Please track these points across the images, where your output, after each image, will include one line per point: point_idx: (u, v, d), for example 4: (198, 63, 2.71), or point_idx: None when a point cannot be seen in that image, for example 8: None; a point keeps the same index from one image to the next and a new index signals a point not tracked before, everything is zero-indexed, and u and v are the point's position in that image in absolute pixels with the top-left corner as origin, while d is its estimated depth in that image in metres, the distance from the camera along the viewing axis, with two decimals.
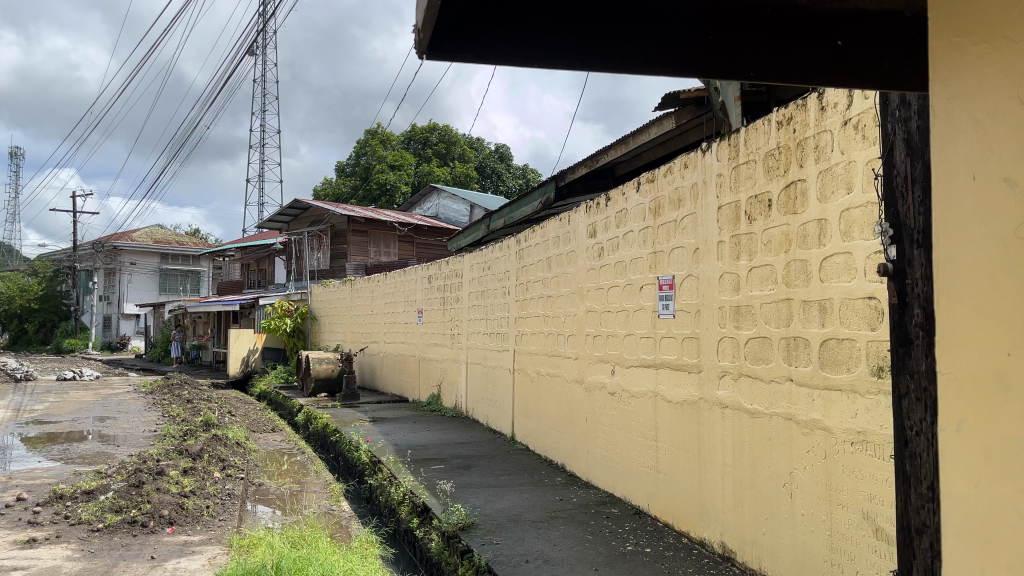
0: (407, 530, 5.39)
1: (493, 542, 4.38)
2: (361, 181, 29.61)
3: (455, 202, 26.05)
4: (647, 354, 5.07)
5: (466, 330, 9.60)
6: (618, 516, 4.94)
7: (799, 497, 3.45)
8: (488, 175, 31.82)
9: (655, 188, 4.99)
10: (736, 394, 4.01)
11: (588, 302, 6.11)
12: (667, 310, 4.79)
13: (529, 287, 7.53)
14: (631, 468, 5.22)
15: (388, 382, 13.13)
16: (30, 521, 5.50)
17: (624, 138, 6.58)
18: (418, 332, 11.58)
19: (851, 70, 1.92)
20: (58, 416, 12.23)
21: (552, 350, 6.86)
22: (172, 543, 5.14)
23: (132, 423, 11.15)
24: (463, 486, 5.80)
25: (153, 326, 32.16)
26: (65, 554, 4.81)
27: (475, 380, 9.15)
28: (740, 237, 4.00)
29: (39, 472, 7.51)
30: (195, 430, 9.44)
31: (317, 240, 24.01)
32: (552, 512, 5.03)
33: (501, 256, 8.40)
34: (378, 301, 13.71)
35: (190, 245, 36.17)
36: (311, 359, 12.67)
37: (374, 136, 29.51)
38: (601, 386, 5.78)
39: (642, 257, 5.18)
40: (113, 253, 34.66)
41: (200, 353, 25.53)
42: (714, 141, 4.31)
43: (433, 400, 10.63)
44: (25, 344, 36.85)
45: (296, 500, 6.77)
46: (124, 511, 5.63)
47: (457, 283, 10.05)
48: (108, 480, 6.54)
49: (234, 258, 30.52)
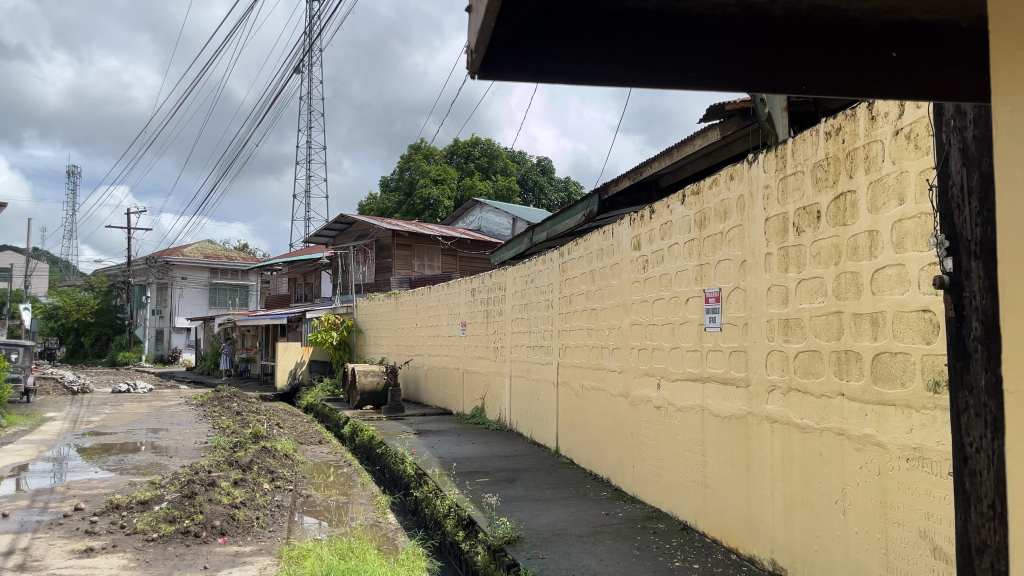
0: (453, 543, 5.41)
1: (539, 556, 4.38)
2: (406, 195, 29.98)
3: (498, 215, 26.15)
4: (693, 367, 5.03)
5: (510, 342, 9.60)
6: (665, 531, 4.89)
7: (852, 514, 3.38)
8: (530, 188, 31.91)
9: (701, 200, 4.97)
10: (785, 408, 3.95)
11: (632, 315, 6.08)
12: (714, 323, 4.74)
13: (573, 300, 7.53)
14: (678, 480, 5.17)
15: (432, 395, 13.19)
16: (87, 530, 5.65)
17: (667, 150, 6.57)
18: (462, 345, 11.64)
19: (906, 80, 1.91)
20: (114, 428, 12.54)
21: (596, 363, 6.83)
22: (224, 554, 5.22)
23: (184, 435, 11.40)
24: (508, 499, 5.80)
25: (204, 340, 32.87)
26: (121, 563, 4.91)
27: (520, 393, 9.12)
28: (789, 249, 3.94)
29: (95, 482, 7.72)
30: (244, 442, 9.59)
31: (363, 255, 24.28)
32: (598, 526, 5.01)
33: (545, 269, 8.41)
34: (422, 314, 13.80)
35: (238, 260, 36.92)
36: (357, 372, 12.78)
37: (418, 151, 29.84)
38: (647, 400, 5.73)
39: (687, 269, 5.15)
40: (166, 268, 35.53)
41: (248, 366, 26.01)
42: (760, 152, 4.27)
43: (478, 414, 10.62)
44: (82, 357, 38.28)
45: (343, 512, 6.83)
46: (178, 521, 5.74)
47: (500, 296, 10.06)
48: (162, 491, 6.68)
49: (282, 272, 31.08)
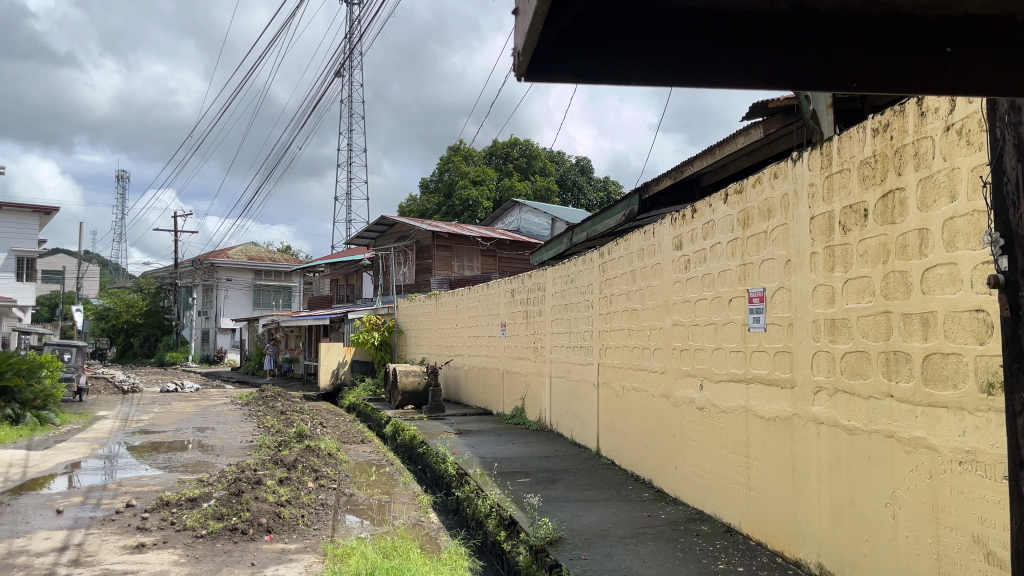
0: (495, 542, 5.43)
1: (582, 557, 4.37)
2: (445, 197, 30.17)
3: (537, 216, 26.14)
4: (737, 368, 4.98)
5: (549, 343, 9.60)
6: (709, 534, 4.85)
7: (902, 518, 3.32)
8: (569, 188, 31.87)
9: (744, 199, 4.92)
10: (832, 410, 3.89)
11: (674, 315, 6.04)
12: (758, 323, 4.69)
13: (613, 301, 7.50)
14: (721, 482, 5.13)
15: (472, 395, 13.25)
16: (139, 527, 5.79)
17: (709, 148, 6.51)
18: (502, 346, 11.67)
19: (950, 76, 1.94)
20: (163, 426, 12.84)
21: (637, 364, 6.80)
22: (271, 551, 5.30)
23: (230, 433, 11.62)
24: (550, 500, 5.80)
25: (248, 340, 33.46)
26: (172, 559, 5.03)
27: (560, 394, 9.11)
28: (835, 247, 3.88)
29: (146, 479, 7.92)
30: (289, 441, 9.75)
31: (403, 255, 24.49)
32: (640, 528, 4.99)
33: (584, 270, 8.40)
34: (462, 315, 13.87)
35: (281, 262, 37.50)
36: (398, 372, 12.89)
37: (457, 153, 30.01)
38: (689, 401, 5.69)
39: (730, 269, 5.10)
40: (211, 270, 36.24)
41: (292, 366, 26.40)
42: (805, 150, 4.21)
43: (518, 414, 10.64)
44: (132, 357, 39.31)
45: (386, 510, 6.90)
46: (226, 518, 5.85)
47: (540, 296, 10.07)
48: (210, 488, 6.82)
49: (324, 273, 31.47)
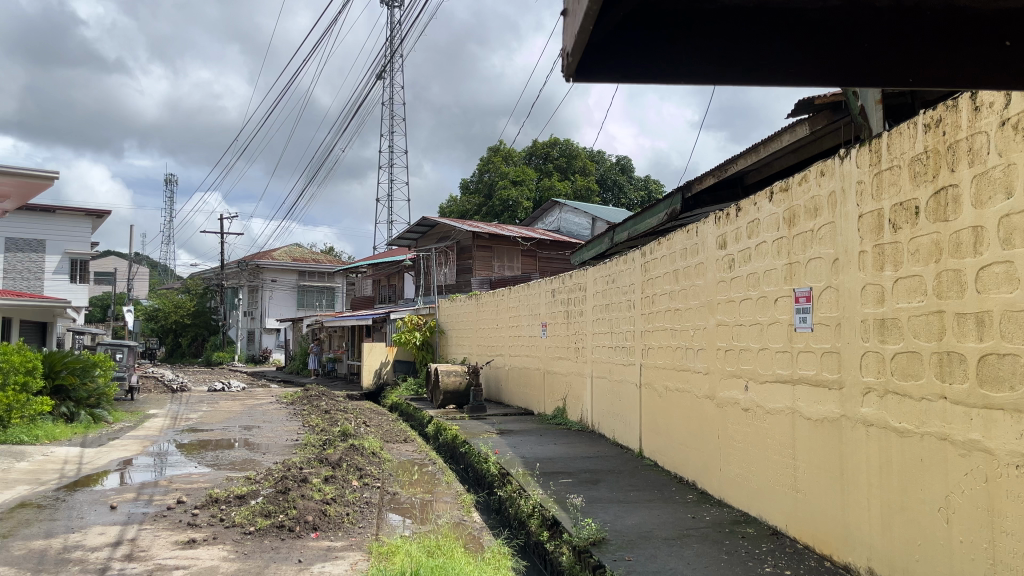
0: (537, 543, 5.44)
1: (626, 558, 4.35)
2: (485, 197, 30.31)
3: (578, 216, 26.10)
4: (783, 369, 4.91)
5: (591, 343, 9.57)
6: (755, 536, 4.79)
7: (956, 523, 3.24)
8: (609, 188, 31.75)
9: (789, 197, 4.85)
10: (882, 412, 3.81)
11: (718, 316, 5.98)
12: (804, 323, 4.62)
13: (655, 301, 7.45)
14: (767, 484, 5.06)
15: (514, 395, 13.27)
16: (189, 523, 5.92)
17: (753, 146, 6.44)
18: (542, 346, 11.67)
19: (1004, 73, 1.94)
20: (211, 424, 13.12)
21: (680, 364, 6.74)
22: (318, 548, 5.38)
23: (276, 432, 11.82)
24: (593, 500, 5.79)
25: (293, 340, 33.98)
26: (222, 555, 5.13)
27: (602, 394, 9.08)
28: (884, 246, 3.80)
29: (196, 476, 8.09)
30: (333, 439, 9.87)
31: (444, 256, 24.64)
32: (684, 530, 4.95)
33: (626, 269, 8.36)
34: (503, 315, 13.91)
35: (324, 263, 38.01)
36: (440, 372, 12.98)
37: (497, 153, 30.13)
38: (734, 402, 5.63)
39: (776, 269, 5.03)
40: (257, 271, 36.90)
41: (335, 366, 26.73)
42: (853, 147, 4.14)
43: (559, 414, 10.62)
44: (180, 356, 40.22)
45: (429, 509, 6.95)
46: (273, 515, 5.96)
47: (581, 296, 10.05)
48: (258, 486, 6.94)
49: (366, 274, 31.81)
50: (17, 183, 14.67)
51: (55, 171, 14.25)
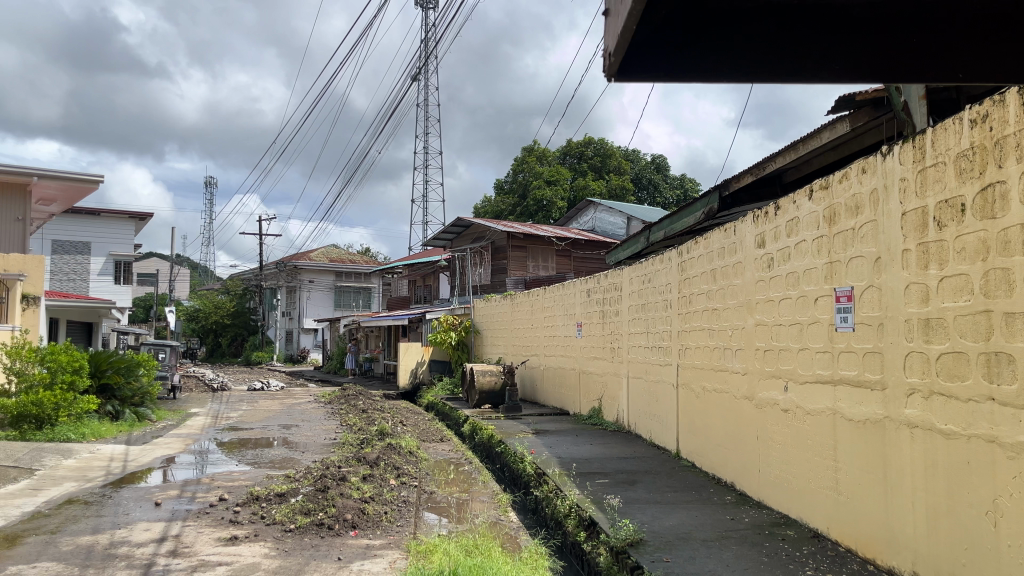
0: (574, 543, 5.43)
1: (664, 560, 4.33)
2: (520, 197, 30.33)
3: (613, 215, 25.97)
4: (824, 369, 4.84)
5: (627, 343, 9.52)
6: (795, 539, 4.72)
7: (1004, 526, 3.17)
8: (645, 187, 31.54)
9: (830, 195, 4.78)
10: (927, 414, 3.74)
11: (757, 315, 5.91)
12: (846, 323, 4.55)
13: (693, 300, 7.39)
14: (808, 485, 4.99)
15: (549, 395, 13.25)
16: (231, 520, 6.02)
17: (792, 144, 6.36)
18: (578, 346, 11.64)
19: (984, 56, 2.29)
20: (251, 423, 13.31)
21: (718, 364, 6.68)
22: (356, 546, 5.44)
23: (314, 431, 11.95)
24: (630, 501, 5.76)
25: (330, 340, 34.34)
26: (263, 552, 5.20)
27: (638, 395, 9.02)
28: (929, 244, 3.73)
29: (237, 474, 8.22)
30: (371, 438, 9.96)
31: (479, 257, 24.69)
32: (723, 531, 4.90)
33: (663, 269, 8.30)
34: (538, 314, 13.90)
35: (360, 263, 38.34)
36: (475, 372, 13.02)
37: (531, 153, 30.13)
38: (773, 403, 5.56)
39: (816, 267, 4.96)
40: (294, 272, 37.35)
41: (372, 365, 26.94)
42: (896, 143, 4.06)
43: (595, 414, 10.58)
44: (220, 356, 40.88)
45: (466, 508, 6.97)
46: (313, 513, 6.03)
47: (617, 296, 10.00)
48: (298, 484, 7.03)
49: (402, 274, 32.02)
50: (63, 186, 15.04)
51: (99, 174, 14.59)
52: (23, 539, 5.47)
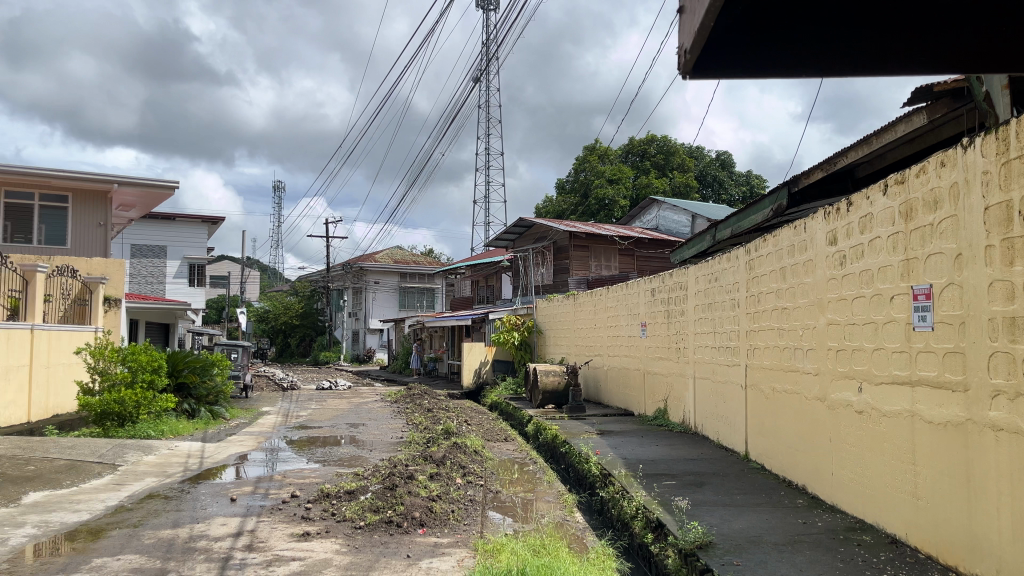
0: (642, 545, 5.39)
1: (734, 563, 4.26)
2: (582, 197, 30.26)
3: (677, 213, 25.67)
4: (901, 370, 4.69)
5: (693, 343, 9.39)
6: (872, 544, 4.58)
7: None
8: (709, 184, 31.13)
9: (906, 190, 4.63)
10: (1014, 416, 3.59)
11: (829, 315, 5.77)
12: (924, 321, 4.40)
13: (761, 300, 7.26)
14: (885, 489, 4.83)
15: (613, 395, 13.18)
16: (304, 516, 6.16)
17: (866, 138, 6.20)
18: (642, 346, 11.54)
19: (980, 38, 2.83)
20: (320, 421, 13.60)
21: (788, 364, 6.54)
22: (425, 544, 5.50)
23: (381, 429, 12.15)
24: (699, 503, 5.69)
25: (395, 340, 34.86)
26: (334, 548, 5.31)
27: (705, 396, 8.89)
28: (1014, 240, 3.58)
29: (307, 471, 8.42)
30: (436, 437, 10.08)
31: (541, 256, 24.71)
32: (795, 535, 4.79)
33: (730, 268, 8.17)
34: (602, 314, 13.84)
35: (424, 264, 38.80)
36: (539, 372, 13.05)
37: (593, 152, 30.04)
38: (847, 404, 5.41)
39: (892, 265, 4.81)
40: (360, 274, 38.06)
41: (436, 365, 27.24)
42: (978, 135, 3.91)
43: (661, 415, 10.47)
44: (290, 356, 41.95)
45: (532, 508, 6.98)
46: (382, 511, 6.12)
47: (682, 295, 9.89)
48: (366, 482, 7.16)
49: (465, 275, 32.28)
50: (141, 192, 15.64)
51: (174, 180, 15.12)
52: (108, 532, 5.70)
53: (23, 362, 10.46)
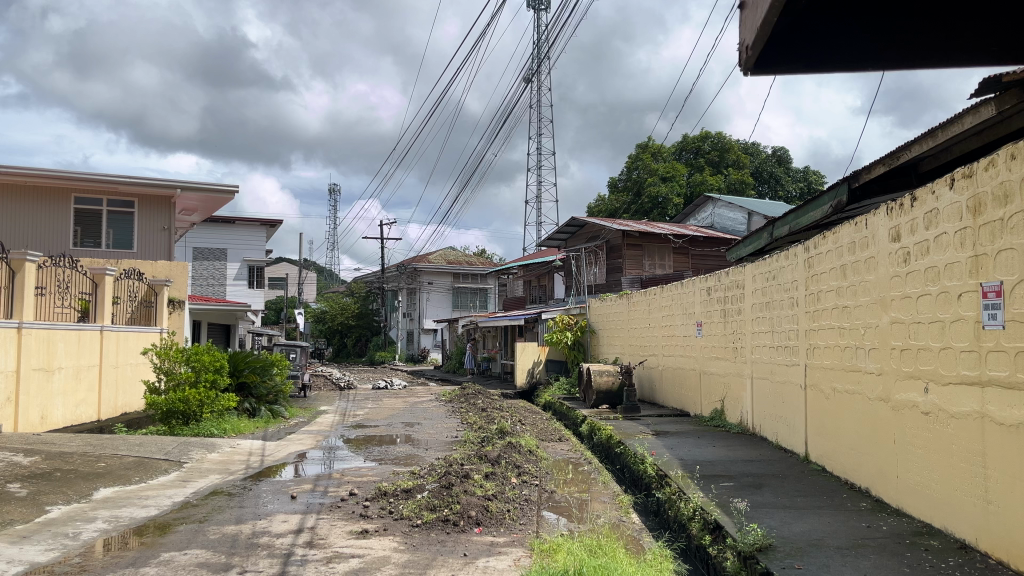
0: (699, 547, 5.33)
1: (795, 566, 4.18)
2: (635, 195, 30.05)
3: (733, 210, 25.26)
4: (970, 371, 4.54)
5: (751, 342, 9.24)
6: (940, 549, 4.44)
7: None
8: (765, 180, 30.65)
9: (974, 184, 4.48)
10: None
11: (893, 313, 5.61)
12: (995, 320, 4.25)
13: (821, 298, 7.11)
14: (953, 492, 4.69)
15: (668, 395, 13.05)
16: (362, 514, 6.26)
17: (930, 131, 6.02)
18: (698, 346, 11.40)
19: None
20: (376, 420, 13.79)
21: (850, 364, 6.39)
22: (481, 543, 5.54)
23: (436, 429, 12.27)
24: (758, 505, 5.60)
25: (449, 340, 35.13)
26: (392, 546, 5.38)
27: (763, 396, 8.73)
28: None
29: (365, 470, 8.55)
30: (491, 437, 10.13)
31: (594, 255, 24.63)
32: (859, 539, 4.68)
33: (788, 265, 8.02)
34: (656, 314, 13.71)
35: (477, 265, 39.01)
36: (593, 371, 13.01)
37: (646, 150, 29.79)
38: (913, 405, 5.26)
39: (959, 261, 4.66)
40: (415, 274, 38.47)
41: (490, 365, 27.36)
42: None
43: (717, 416, 10.33)
44: (347, 356, 42.64)
45: (587, 508, 6.96)
46: (438, 509, 6.18)
47: (739, 294, 9.74)
48: (423, 480, 7.23)
49: (518, 275, 32.36)
50: (202, 196, 16.09)
51: (234, 185, 15.51)
52: (175, 527, 5.87)
53: (94, 362, 10.86)
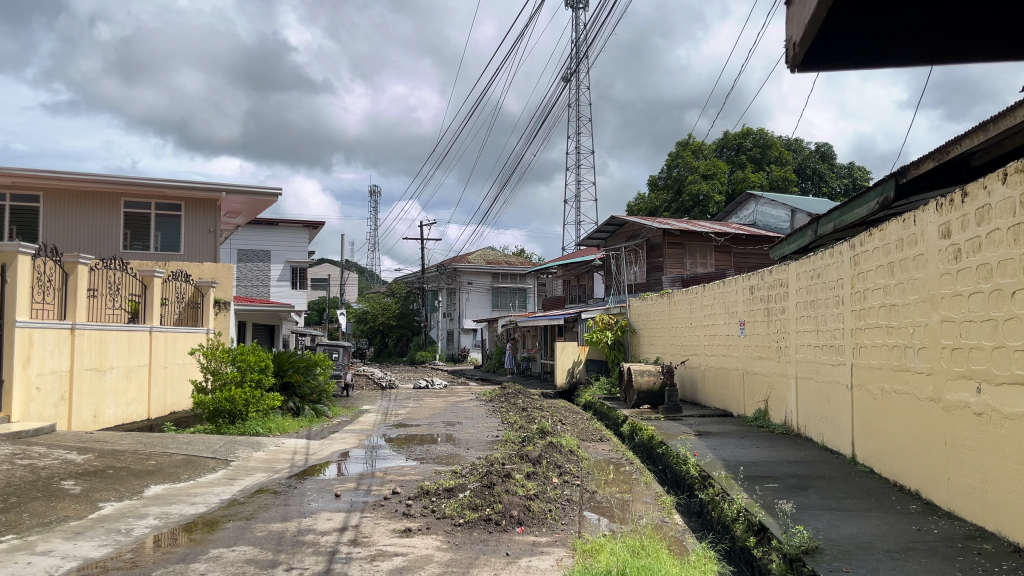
0: (744, 548, 5.27)
1: (843, 569, 4.11)
2: (675, 194, 29.80)
3: (775, 207, 24.89)
4: None
5: (795, 342, 9.10)
6: (993, 553, 4.33)
7: None
8: (808, 177, 30.21)
9: None
10: None
11: (943, 311, 5.49)
12: None
13: (868, 296, 6.97)
14: (1007, 495, 4.56)
15: (710, 395, 12.92)
16: (405, 512, 6.31)
17: (982, 124, 5.86)
18: (741, 345, 11.26)
19: None
20: (418, 420, 13.89)
21: (898, 363, 6.26)
22: (523, 542, 5.55)
23: (477, 428, 12.32)
24: (803, 507, 5.52)
25: (489, 339, 35.24)
26: (435, 544, 5.42)
27: (808, 396, 8.60)
28: None
29: (407, 469, 8.62)
30: (532, 437, 10.13)
31: (634, 254, 24.49)
32: (909, 542, 4.58)
33: (834, 263, 7.88)
34: (698, 313, 13.58)
35: (516, 264, 39.06)
36: (634, 371, 12.94)
37: (686, 148, 29.52)
38: (964, 405, 5.13)
39: (1013, 258, 4.53)
40: (455, 274, 38.67)
41: (530, 364, 27.38)
42: None
43: (761, 416, 10.19)
44: (388, 356, 43.02)
45: (629, 509, 6.93)
46: (480, 509, 6.20)
47: (783, 292, 9.60)
48: (465, 480, 7.26)
49: (558, 274, 32.32)
50: (246, 199, 16.39)
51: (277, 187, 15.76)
52: (223, 524, 5.98)
53: (144, 362, 11.14)
